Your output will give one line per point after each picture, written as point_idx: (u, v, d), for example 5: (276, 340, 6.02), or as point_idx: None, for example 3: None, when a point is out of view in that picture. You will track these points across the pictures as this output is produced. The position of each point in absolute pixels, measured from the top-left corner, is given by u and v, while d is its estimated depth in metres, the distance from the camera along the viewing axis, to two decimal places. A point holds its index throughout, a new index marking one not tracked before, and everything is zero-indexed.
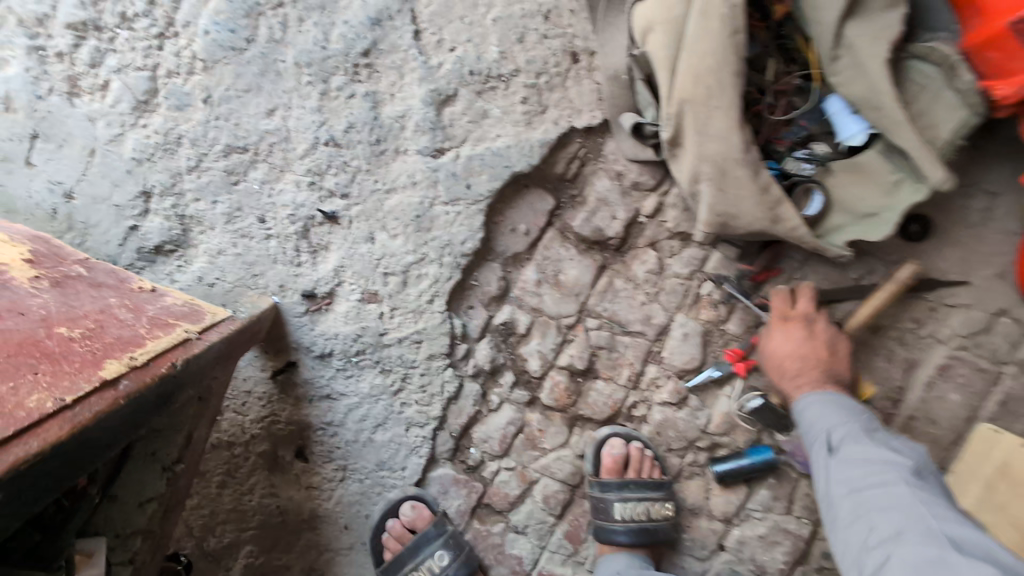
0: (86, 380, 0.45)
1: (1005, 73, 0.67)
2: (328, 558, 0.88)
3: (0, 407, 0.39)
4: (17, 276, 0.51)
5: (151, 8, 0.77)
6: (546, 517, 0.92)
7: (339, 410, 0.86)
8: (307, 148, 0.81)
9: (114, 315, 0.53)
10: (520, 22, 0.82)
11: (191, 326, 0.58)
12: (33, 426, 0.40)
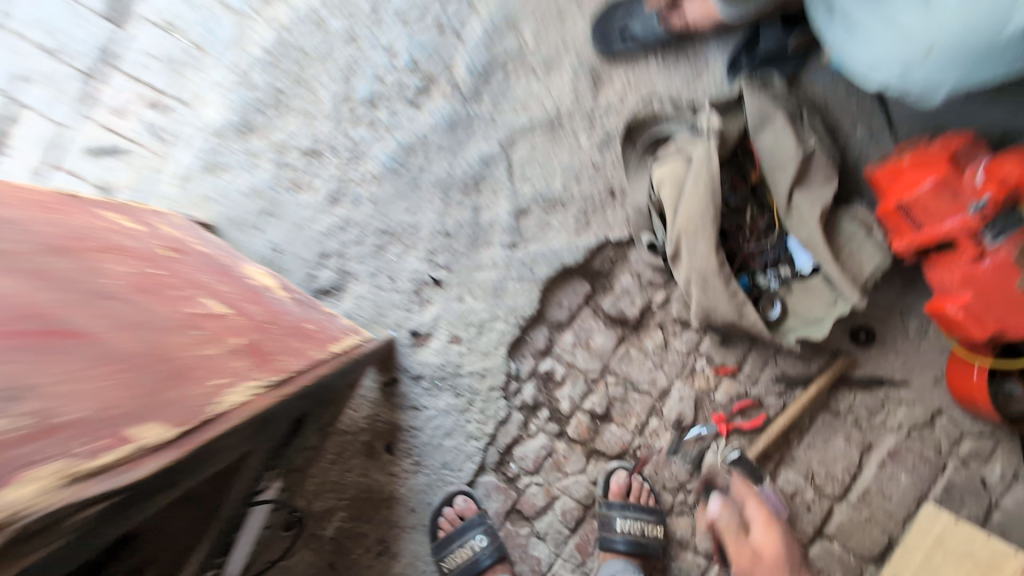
0: (327, 349, 0.82)
1: (899, 233, 0.99)
2: (397, 532, 1.18)
3: (302, 350, 0.76)
4: (280, 295, 0.92)
5: (349, 142, 1.24)
6: (562, 529, 1.18)
7: (421, 418, 1.19)
8: (428, 235, 1.23)
9: (325, 323, 0.92)
10: (578, 168, 1.22)
11: (359, 336, 0.97)
12: (315, 364, 0.75)
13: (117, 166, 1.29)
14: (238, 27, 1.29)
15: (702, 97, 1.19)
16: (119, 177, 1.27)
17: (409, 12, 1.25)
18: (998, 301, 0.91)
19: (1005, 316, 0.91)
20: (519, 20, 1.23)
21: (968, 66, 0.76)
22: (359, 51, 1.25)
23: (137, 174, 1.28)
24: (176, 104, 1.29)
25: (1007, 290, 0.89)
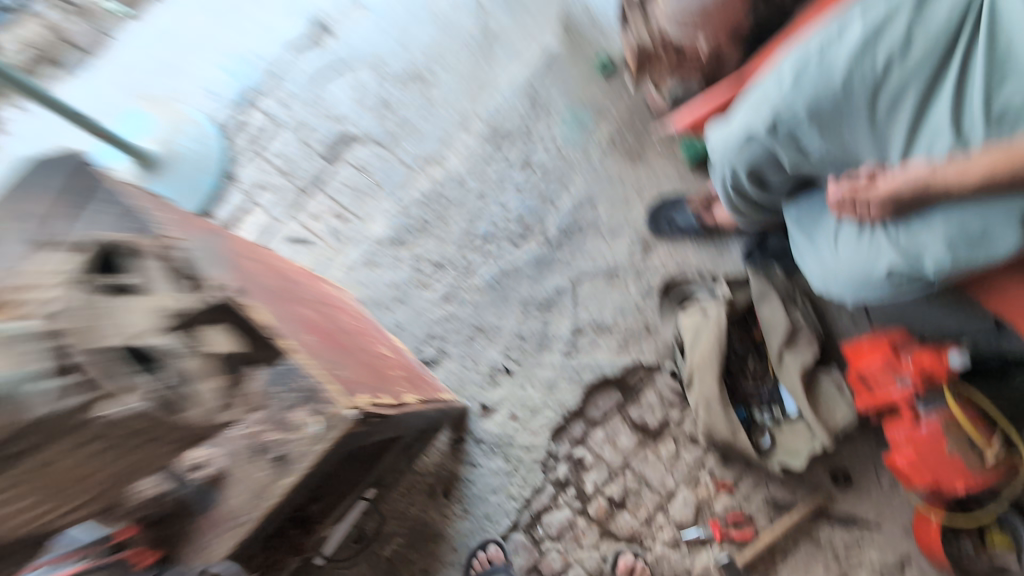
0: (437, 393, 1.26)
1: (860, 395, 1.28)
2: (438, 565, 1.47)
3: (427, 390, 1.17)
4: (409, 355, 1.38)
5: (464, 262, 1.76)
6: None
7: (476, 474, 1.54)
8: (507, 335, 1.67)
9: (433, 379, 1.36)
10: (625, 305, 1.65)
11: (449, 394, 1.41)
12: (432, 401, 1.15)
13: (305, 252, 1.87)
14: (407, 176, 1.91)
15: (723, 271, 1.62)
16: (305, 260, 1.84)
17: (523, 183, 1.82)
18: (934, 460, 1.17)
19: (940, 472, 1.17)
20: (598, 200, 1.76)
21: (855, 290, 1.01)
22: (484, 203, 1.82)
23: (317, 260, 1.85)
24: (354, 218, 1.88)
25: (940, 450, 1.17)
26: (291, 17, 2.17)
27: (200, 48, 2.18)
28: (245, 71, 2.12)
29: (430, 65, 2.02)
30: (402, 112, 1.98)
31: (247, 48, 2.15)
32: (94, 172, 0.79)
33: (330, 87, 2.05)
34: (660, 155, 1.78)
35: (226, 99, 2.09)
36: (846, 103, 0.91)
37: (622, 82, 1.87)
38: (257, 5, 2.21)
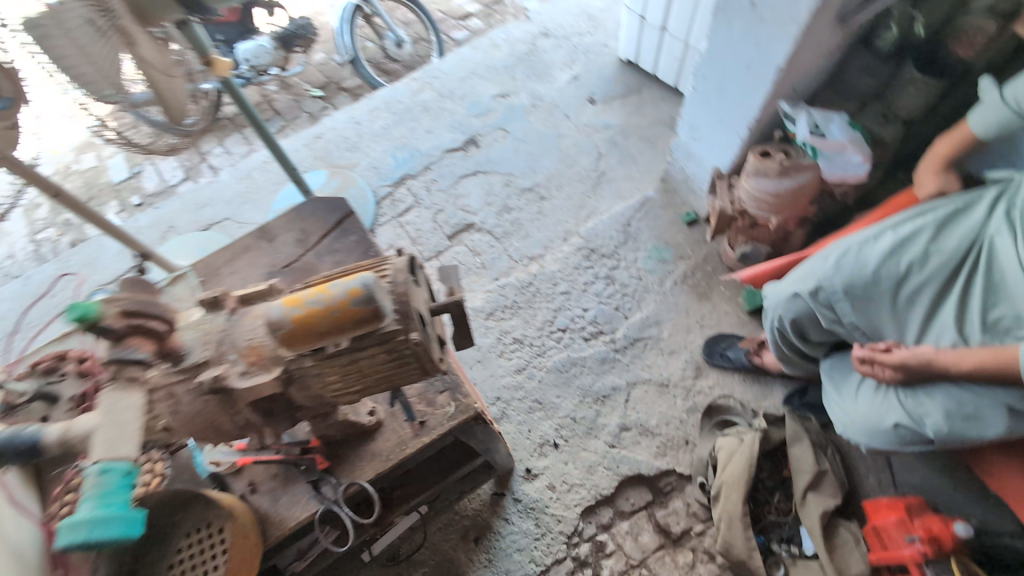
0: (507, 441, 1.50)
1: (874, 548, 1.41)
2: None
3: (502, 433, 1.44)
4: None
5: (540, 344, 2.07)
6: None
7: (507, 529, 1.72)
8: (563, 416, 1.91)
9: None
10: (670, 417, 1.87)
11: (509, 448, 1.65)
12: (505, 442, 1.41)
13: None
14: (509, 265, 2.31)
15: (763, 409, 1.83)
16: None
17: (604, 293, 2.16)
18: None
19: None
20: (663, 322, 2.06)
21: (869, 437, 1.20)
22: (568, 302, 2.16)
23: None
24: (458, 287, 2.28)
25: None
26: (453, 128, 2.75)
27: (380, 134, 2.79)
28: (407, 158, 2.68)
29: (549, 187, 2.51)
30: (518, 216, 2.45)
31: (414, 142, 2.73)
32: (350, 211, 1.18)
33: (467, 184, 2.57)
34: (725, 299, 2.08)
35: (387, 176, 2.63)
36: (873, 289, 1.20)
37: (703, 232, 2.23)
38: (430, 112, 2.83)
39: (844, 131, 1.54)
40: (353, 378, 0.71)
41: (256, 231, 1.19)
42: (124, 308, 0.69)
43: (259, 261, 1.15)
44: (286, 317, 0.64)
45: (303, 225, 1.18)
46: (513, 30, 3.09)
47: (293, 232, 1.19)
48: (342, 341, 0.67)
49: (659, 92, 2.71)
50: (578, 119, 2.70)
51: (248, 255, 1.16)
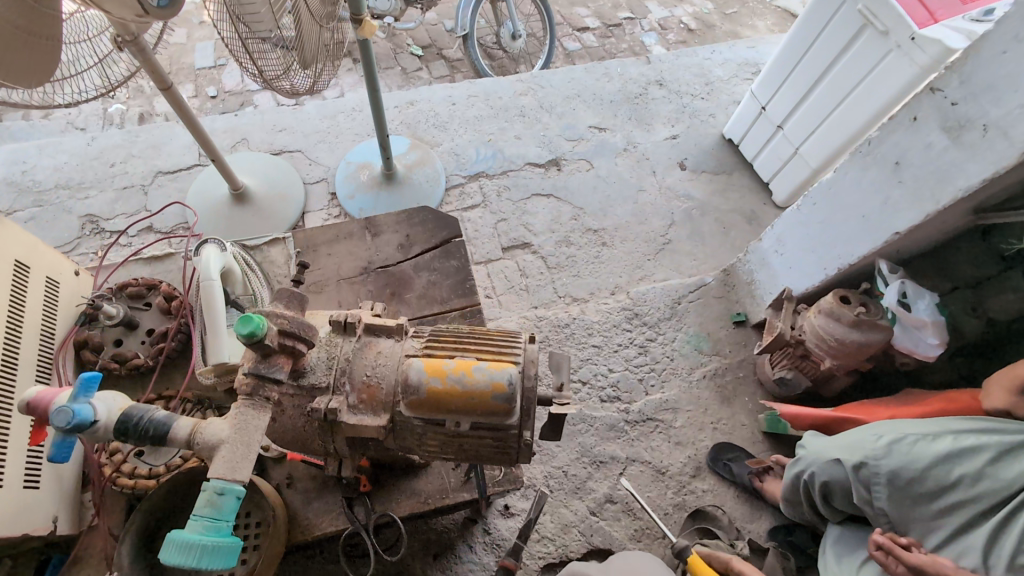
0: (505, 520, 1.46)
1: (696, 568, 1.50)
2: None
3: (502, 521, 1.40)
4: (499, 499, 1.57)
5: None
6: None
7: (468, 557, 1.74)
8: (556, 466, 1.93)
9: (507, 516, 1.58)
10: (656, 505, 1.90)
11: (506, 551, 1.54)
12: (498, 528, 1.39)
13: None
14: (552, 299, 2.32)
15: (746, 531, 1.85)
16: None
17: (633, 362, 2.16)
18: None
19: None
20: (680, 411, 2.07)
21: None
22: (596, 356, 2.16)
23: None
24: (496, 302, 2.30)
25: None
26: (541, 143, 2.73)
27: (470, 122, 2.76)
28: (489, 156, 2.66)
29: (613, 235, 2.51)
30: (575, 253, 2.44)
31: (500, 143, 2.71)
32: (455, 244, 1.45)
33: (535, 204, 2.56)
34: (744, 410, 2.09)
35: (465, 167, 2.62)
36: (914, 485, 1.23)
37: (746, 337, 2.23)
38: (525, 119, 2.80)
39: (929, 311, 1.57)
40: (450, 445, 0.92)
41: (362, 222, 1.46)
42: (282, 327, 0.87)
43: (359, 254, 1.44)
44: (423, 386, 0.86)
45: (407, 231, 1.47)
46: (629, 66, 3.06)
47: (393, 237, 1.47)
48: (465, 422, 0.87)
49: (748, 181, 2.70)
50: (663, 180, 2.69)
51: (348, 242, 1.46)
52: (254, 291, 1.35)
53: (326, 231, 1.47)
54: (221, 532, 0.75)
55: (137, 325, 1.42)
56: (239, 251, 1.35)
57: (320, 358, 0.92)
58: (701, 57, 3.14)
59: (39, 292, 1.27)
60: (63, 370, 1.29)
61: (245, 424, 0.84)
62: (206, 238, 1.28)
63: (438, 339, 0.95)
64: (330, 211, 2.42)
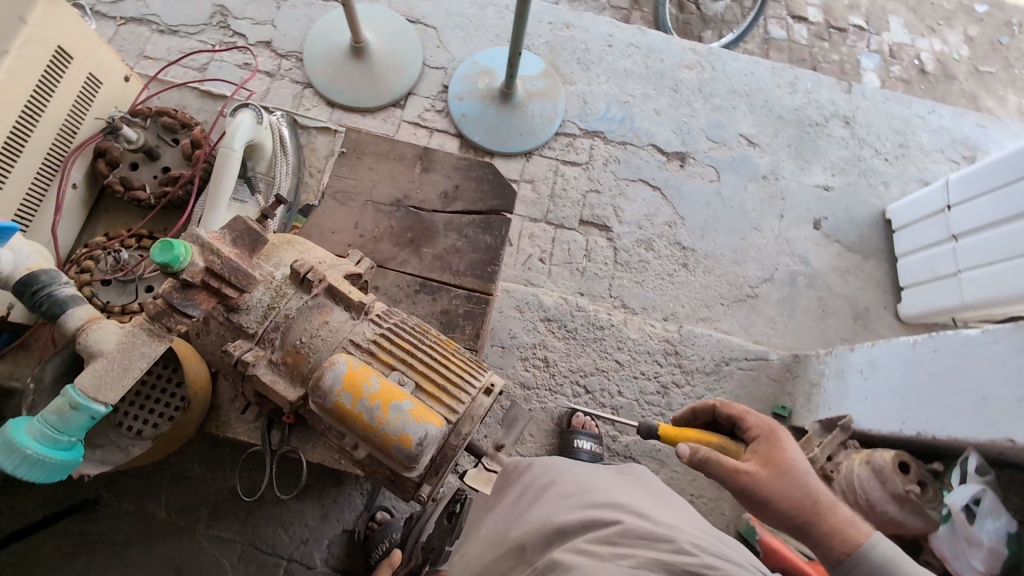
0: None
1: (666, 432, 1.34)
2: (319, 505, 1.80)
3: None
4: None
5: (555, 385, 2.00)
6: None
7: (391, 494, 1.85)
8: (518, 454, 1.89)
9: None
10: None
11: None
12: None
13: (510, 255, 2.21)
14: (601, 295, 2.20)
15: None
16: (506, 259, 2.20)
17: (646, 397, 2.01)
18: (764, 478, 1.17)
19: (786, 495, 1.16)
20: (666, 467, 1.92)
21: None
22: (610, 371, 2.03)
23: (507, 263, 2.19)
24: (547, 270, 2.20)
25: (792, 470, 1.18)
26: (677, 130, 2.48)
27: (616, 73, 2.53)
28: (616, 119, 2.46)
29: (700, 260, 2.30)
30: (650, 262, 2.28)
31: (636, 110, 2.49)
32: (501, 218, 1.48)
33: (636, 191, 2.38)
34: (731, 501, 1.90)
35: (586, 119, 2.44)
36: None
37: None
38: (675, 95, 2.52)
39: (994, 535, 1.26)
40: (357, 441, 0.97)
41: (421, 150, 1.51)
42: (209, 267, 0.94)
43: (400, 184, 1.48)
44: (330, 392, 0.93)
45: (460, 181, 1.51)
46: (822, 86, 2.61)
47: (440, 182, 1.50)
48: (362, 444, 0.97)
49: (880, 275, 2.34)
50: (784, 229, 2.39)
51: (397, 165, 1.49)
52: (275, 174, 1.34)
53: (380, 144, 1.51)
54: (55, 445, 0.87)
55: (156, 158, 1.45)
56: (276, 127, 1.35)
57: (258, 301, 1.03)
58: (914, 111, 2.60)
59: (73, 88, 1.30)
60: (68, 175, 1.32)
61: (132, 347, 0.91)
62: (248, 102, 1.29)
63: (378, 346, 1.03)
64: (435, 103, 2.31)
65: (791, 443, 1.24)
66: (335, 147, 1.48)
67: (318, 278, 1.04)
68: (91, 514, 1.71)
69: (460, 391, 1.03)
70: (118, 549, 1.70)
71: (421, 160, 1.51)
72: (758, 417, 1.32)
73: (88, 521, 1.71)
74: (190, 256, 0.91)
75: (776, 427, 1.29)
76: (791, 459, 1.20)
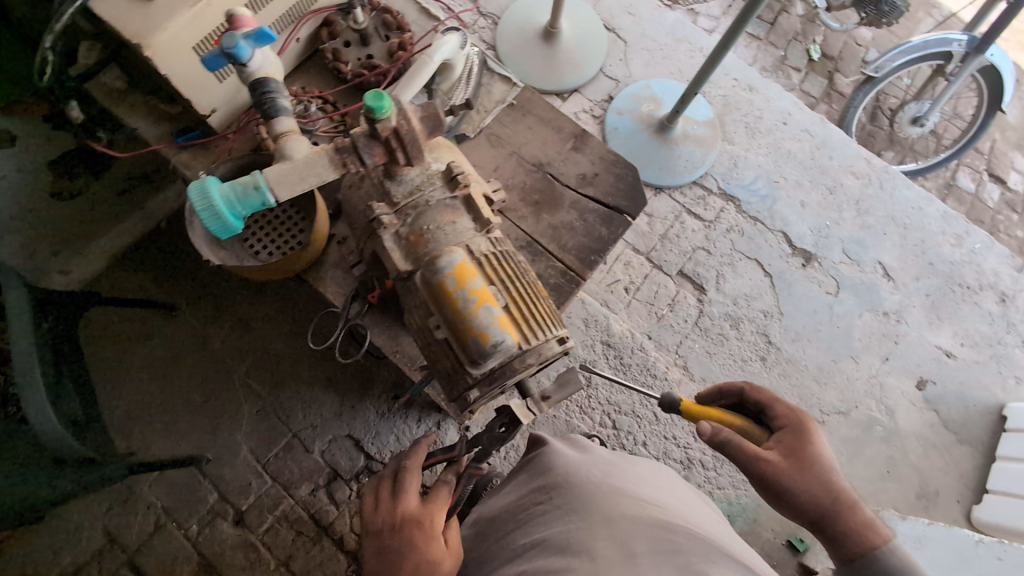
0: (419, 462, 0.96)
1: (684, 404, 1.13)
2: (337, 402, 1.94)
3: (413, 463, 0.95)
4: (414, 464, 0.95)
5: (588, 405, 2.00)
6: (307, 514, 1.84)
7: (398, 424, 1.93)
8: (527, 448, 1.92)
9: (414, 466, 0.95)
10: None
11: (416, 461, 0.96)
12: (413, 458, 0.96)
13: (603, 271, 2.26)
14: (667, 348, 2.19)
15: None
16: (597, 274, 2.25)
17: (668, 460, 1.96)
18: (783, 473, 0.98)
19: (805, 495, 0.96)
20: None
21: None
22: (644, 419, 2.00)
23: (596, 278, 2.24)
24: (626, 302, 2.23)
25: (813, 467, 0.97)
26: (813, 230, 2.37)
27: (778, 151, 2.47)
28: (759, 194, 2.41)
29: (780, 361, 2.21)
30: (729, 339, 2.22)
31: (782, 193, 2.42)
32: (621, 220, 1.48)
33: (746, 268, 2.31)
34: None
35: (727, 181, 2.41)
36: None
37: (782, 560, 1.88)
38: (828, 196, 2.42)
39: None
40: (439, 321, 1.01)
41: (579, 131, 1.55)
42: (396, 128, 1.03)
43: (547, 150, 1.53)
44: (441, 272, 1.00)
45: (601, 171, 1.52)
46: (991, 252, 2.38)
47: (584, 164, 1.52)
48: (442, 322, 1.01)
49: (967, 468, 2.12)
50: (883, 373, 2.22)
51: (552, 133, 1.54)
52: (451, 96, 1.46)
53: (547, 108, 1.57)
54: (231, 211, 0.99)
55: (367, 45, 1.53)
56: (471, 60, 1.47)
57: (413, 177, 1.10)
58: None
59: None
60: (298, 29, 1.46)
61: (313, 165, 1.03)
62: (457, 27, 1.40)
63: (489, 260, 1.05)
64: (594, 109, 2.43)
65: (821, 435, 1.02)
66: (507, 93, 1.56)
67: (463, 184, 1.08)
68: (167, 316, 1.96)
69: (540, 330, 1.03)
70: (172, 354, 1.93)
71: (575, 140, 1.54)
72: (787, 406, 1.07)
73: (165, 317, 1.96)
74: (390, 112, 1.03)
75: (806, 414, 1.05)
76: (814, 451, 0.99)
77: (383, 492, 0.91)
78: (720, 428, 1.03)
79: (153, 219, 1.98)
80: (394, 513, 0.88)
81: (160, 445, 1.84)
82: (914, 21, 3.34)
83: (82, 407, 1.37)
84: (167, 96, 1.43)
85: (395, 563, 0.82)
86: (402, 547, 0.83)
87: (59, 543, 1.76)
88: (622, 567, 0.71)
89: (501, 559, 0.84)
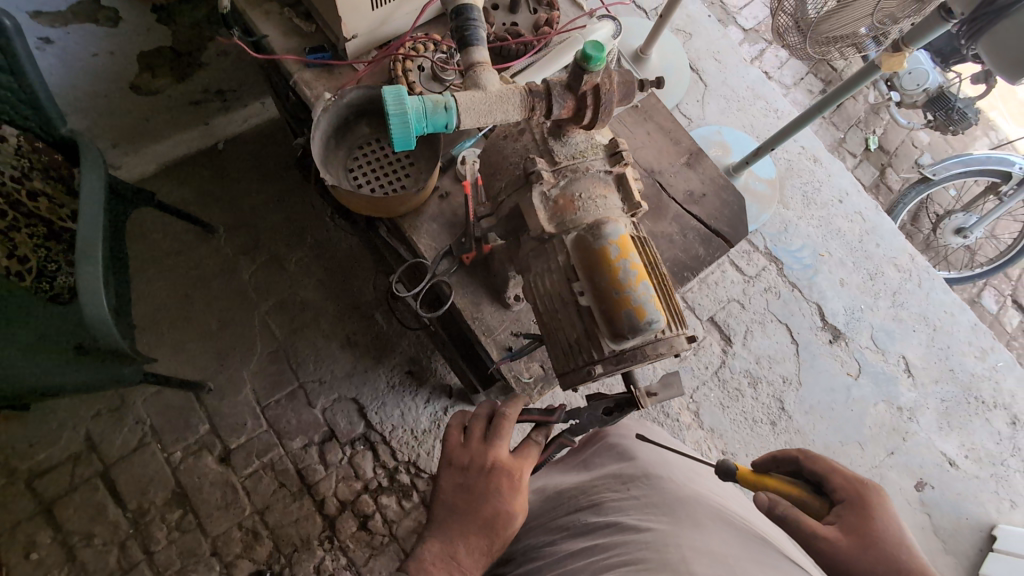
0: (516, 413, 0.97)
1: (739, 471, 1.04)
2: (350, 364, 1.89)
3: (511, 412, 0.96)
4: (512, 414, 0.96)
5: None
6: (292, 467, 1.78)
7: (409, 399, 1.88)
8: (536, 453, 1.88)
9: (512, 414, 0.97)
10: None
11: (513, 411, 0.97)
12: (512, 407, 0.97)
13: None
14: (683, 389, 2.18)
15: None
16: None
17: None
18: (848, 554, 0.87)
19: None
20: None
21: None
22: None
23: None
24: None
25: (882, 549, 0.87)
26: (846, 309, 2.38)
27: (829, 227, 2.49)
28: (803, 262, 2.42)
29: (791, 428, 2.20)
30: (745, 395, 2.21)
31: (825, 267, 2.43)
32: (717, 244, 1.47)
33: (776, 331, 2.31)
34: None
35: (774, 243, 2.44)
36: None
37: None
38: (868, 281, 2.44)
39: None
40: (585, 290, 0.95)
41: (695, 149, 1.55)
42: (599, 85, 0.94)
43: (660, 160, 1.53)
44: (605, 238, 0.92)
45: (707, 192, 1.52)
46: (1012, 373, 2.40)
47: (693, 181, 1.52)
48: (584, 290, 0.96)
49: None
50: (886, 465, 2.22)
51: (668, 144, 1.55)
52: None
53: (670, 119, 1.57)
54: (417, 125, 0.92)
55: (514, 12, 1.50)
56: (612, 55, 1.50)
57: (579, 142, 1.04)
58: None
59: None
60: None
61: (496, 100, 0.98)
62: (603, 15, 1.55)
63: (635, 243, 0.99)
64: None
65: (886, 509, 0.91)
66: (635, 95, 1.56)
67: (624, 162, 1.01)
68: (205, 235, 1.92)
69: (675, 321, 0.97)
70: (200, 274, 1.88)
71: (690, 156, 1.54)
72: (851, 477, 0.96)
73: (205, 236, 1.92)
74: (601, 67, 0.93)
75: (867, 484, 0.94)
76: (879, 527, 0.89)
77: (475, 433, 0.95)
78: (775, 500, 0.93)
79: (214, 137, 1.96)
80: (486, 457, 0.92)
81: (166, 362, 1.79)
82: (971, 138, 3.41)
83: (118, 297, 1.32)
84: (304, 13, 1.44)
85: (477, 503, 0.88)
86: (489, 492, 0.89)
87: (36, 435, 1.69)
88: (716, 566, 0.74)
89: (572, 532, 0.90)
